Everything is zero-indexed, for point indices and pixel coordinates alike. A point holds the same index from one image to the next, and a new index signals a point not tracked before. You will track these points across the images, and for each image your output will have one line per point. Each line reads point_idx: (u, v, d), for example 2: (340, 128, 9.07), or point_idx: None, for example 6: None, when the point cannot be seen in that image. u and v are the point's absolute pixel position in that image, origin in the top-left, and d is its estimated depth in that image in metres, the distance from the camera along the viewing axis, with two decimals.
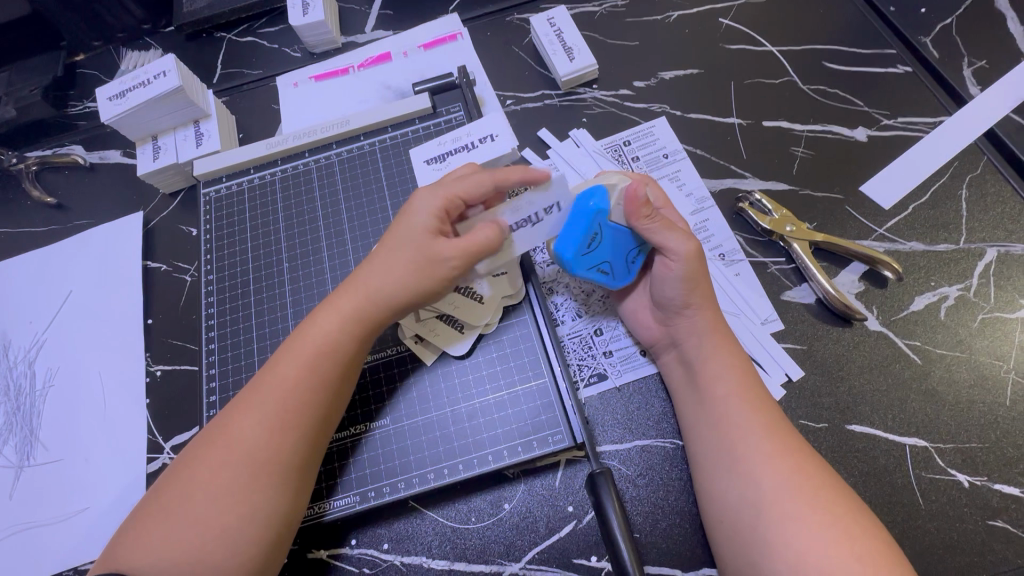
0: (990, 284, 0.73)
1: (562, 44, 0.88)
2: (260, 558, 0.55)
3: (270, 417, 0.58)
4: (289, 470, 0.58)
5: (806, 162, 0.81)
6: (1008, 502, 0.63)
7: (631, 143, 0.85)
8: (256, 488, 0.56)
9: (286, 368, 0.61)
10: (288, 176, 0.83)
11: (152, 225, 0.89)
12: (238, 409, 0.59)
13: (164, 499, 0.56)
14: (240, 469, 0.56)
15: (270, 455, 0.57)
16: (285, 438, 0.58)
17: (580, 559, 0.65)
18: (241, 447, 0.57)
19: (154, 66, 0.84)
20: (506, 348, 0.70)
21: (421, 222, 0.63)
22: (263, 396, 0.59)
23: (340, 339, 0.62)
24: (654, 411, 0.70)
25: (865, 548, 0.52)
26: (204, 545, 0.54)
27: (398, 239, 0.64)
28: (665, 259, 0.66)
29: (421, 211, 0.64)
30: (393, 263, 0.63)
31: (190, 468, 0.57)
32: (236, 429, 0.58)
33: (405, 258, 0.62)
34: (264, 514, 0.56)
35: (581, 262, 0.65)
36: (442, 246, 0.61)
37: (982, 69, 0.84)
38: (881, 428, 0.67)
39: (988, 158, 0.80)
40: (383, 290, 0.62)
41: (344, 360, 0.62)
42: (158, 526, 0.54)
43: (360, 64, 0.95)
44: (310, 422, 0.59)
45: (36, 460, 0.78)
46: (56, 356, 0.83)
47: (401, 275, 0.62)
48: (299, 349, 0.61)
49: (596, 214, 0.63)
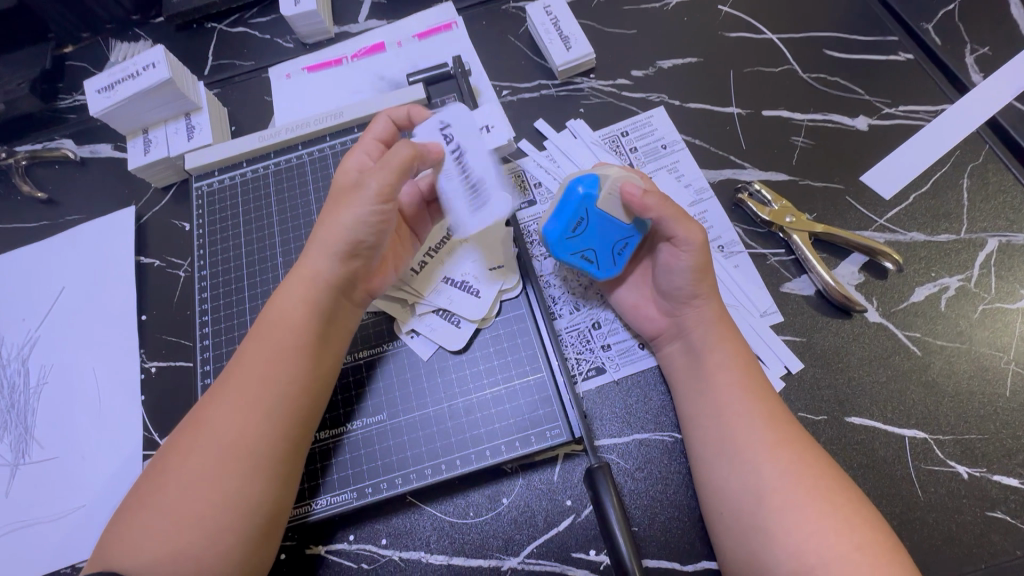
0: (991, 274, 0.72)
1: (558, 33, 0.86)
2: (243, 546, 0.55)
3: (237, 399, 0.58)
4: (258, 454, 0.57)
5: (806, 152, 0.80)
6: (1007, 493, 0.63)
7: (629, 134, 0.84)
8: (224, 473, 0.55)
9: (251, 349, 0.61)
10: (282, 170, 0.82)
11: (144, 220, 0.88)
12: (211, 398, 0.60)
13: (146, 492, 0.56)
14: (207, 454, 0.56)
15: (234, 437, 0.57)
16: (249, 418, 0.57)
17: (579, 553, 0.65)
18: (208, 431, 0.57)
19: (142, 58, 0.82)
20: (503, 342, 0.70)
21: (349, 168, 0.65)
22: (232, 380, 0.59)
23: (296, 313, 0.61)
24: (653, 405, 0.70)
25: (865, 537, 0.52)
26: (180, 535, 0.53)
27: (334, 195, 0.65)
28: (674, 248, 0.65)
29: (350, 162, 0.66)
30: (330, 215, 0.63)
31: (167, 460, 0.57)
32: (206, 415, 0.58)
33: (336, 202, 0.63)
34: (236, 500, 0.55)
35: (565, 246, 0.66)
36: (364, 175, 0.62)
37: (985, 56, 0.83)
38: (881, 419, 0.67)
39: (990, 147, 0.79)
40: (326, 247, 0.62)
41: (306, 335, 0.61)
42: (139, 518, 0.54)
43: (353, 54, 0.93)
44: (271, 401, 0.58)
45: (32, 458, 0.78)
46: (51, 354, 0.83)
47: (332, 215, 0.62)
48: (263, 330, 0.62)
49: (584, 200, 0.64)
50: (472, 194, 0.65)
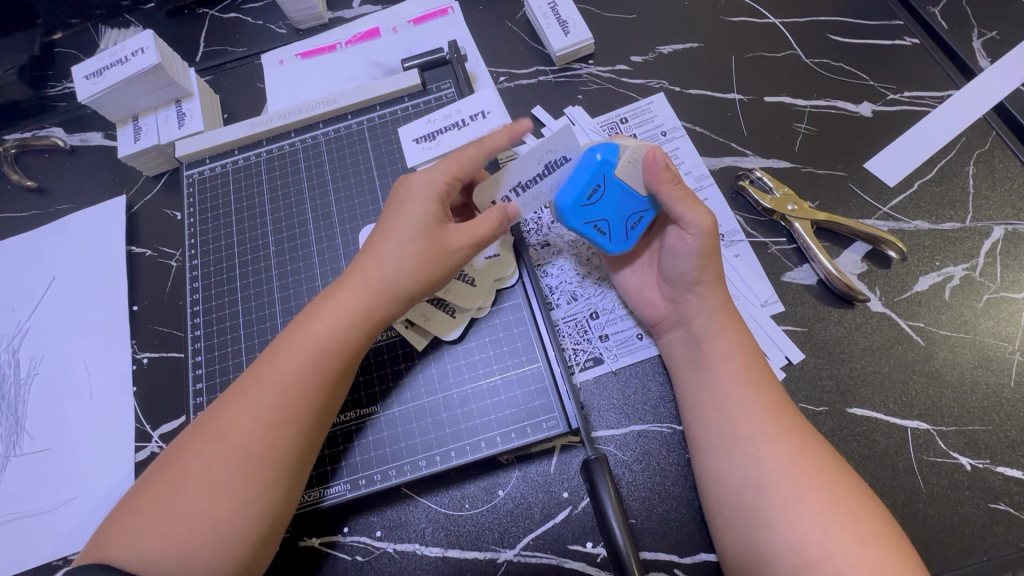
0: (996, 263, 0.71)
1: (556, 18, 0.84)
2: (251, 552, 0.54)
3: (268, 411, 0.56)
4: (282, 466, 0.56)
5: (809, 138, 0.79)
6: (1011, 486, 0.63)
7: (628, 121, 0.82)
8: (247, 484, 0.54)
9: (287, 361, 0.58)
10: (273, 157, 0.80)
11: (135, 209, 0.86)
12: (233, 401, 0.58)
13: (155, 489, 0.55)
14: (234, 464, 0.55)
15: (265, 450, 0.55)
16: (281, 432, 0.56)
17: (576, 545, 0.64)
18: (233, 439, 0.55)
19: (131, 43, 0.80)
20: (499, 332, 0.69)
21: (429, 207, 0.62)
22: (261, 388, 0.57)
23: (343, 331, 0.60)
24: (651, 396, 0.69)
25: (869, 530, 0.51)
26: (193, 540, 0.52)
27: (401, 225, 0.62)
28: (682, 231, 0.64)
29: (426, 196, 0.63)
30: (398, 251, 0.61)
31: (182, 460, 0.55)
32: (231, 421, 0.56)
33: (415, 246, 0.61)
34: (252, 509, 0.54)
35: (579, 213, 0.64)
36: (451, 236, 0.62)
37: (993, 41, 0.81)
38: (883, 410, 0.66)
39: (997, 133, 0.77)
40: (389, 279, 0.61)
41: (346, 351, 0.60)
42: (148, 515, 0.53)
43: (348, 40, 0.91)
44: (304, 417, 0.57)
45: (23, 449, 0.77)
46: (43, 345, 0.82)
47: (413, 262, 0.61)
48: (300, 341, 0.59)
49: (601, 167, 0.62)
50: (551, 167, 0.65)
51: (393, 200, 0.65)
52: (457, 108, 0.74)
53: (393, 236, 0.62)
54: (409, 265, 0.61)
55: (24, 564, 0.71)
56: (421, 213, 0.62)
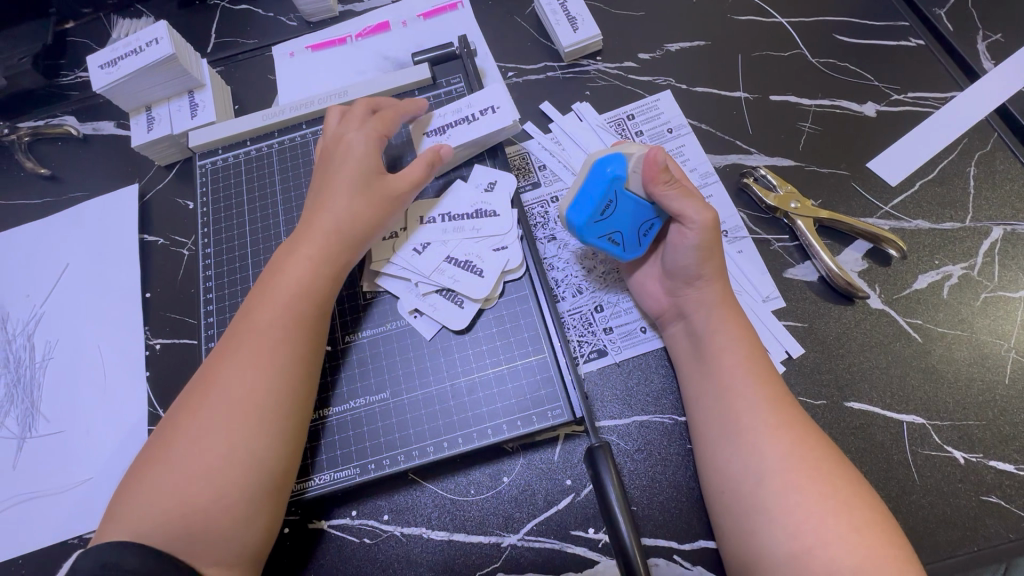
0: (995, 262, 0.72)
1: (566, 15, 0.85)
2: (250, 498, 0.56)
3: (246, 359, 0.59)
4: (265, 406, 0.58)
5: (813, 137, 0.80)
6: (1003, 479, 0.64)
7: (635, 117, 0.83)
8: (234, 428, 0.57)
9: (259, 312, 0.62)
10: (286, 148, 0.82)
11: (148, 198, 0.88)
12: (218, 360, 0.61)
13: (153, 455, 0.57)
14: (217, 410, 0.57)
15: (247, 393, 0.58)
16: (260, 372, 0.59)
17: (579, 531, 0.66)
18: (217, 390, 0.58)
19: (146, 33, 0.81)
20: (506, 323, 0.70)
21: (366, 156, 0.68)
22: (241, 341, 0.61)
23: (309, 279, 0.64)
24: (653, 387, 0.70)
25: (863, 518, 0.53)
26: (191, 492, 0.54)
27: (342, 178, 0.68)
28: (681, 227, 0.65)
29: (363, 149, 0.69)
30: (345, 199, 0.67)
31: (175, 422, 0.58)
32: (215, 374, 0.59)
33: (361, 194, 0.67)
34: (243, 454, 0.56)
35: (593, 229, 0.66)
36: (393, 180, 0.69)
37: (997, 43, 0.82)
38: (880, 405, 0.67)
39: (999, 135, 0.78)
40: (349, 226, 0.66)
41: (317, 298, 0.64)
42: (149, 477, 0.55)
43: (358, 33, 0.92)
44: (282, 359, 0.60)
45: (38, 432, 0.79)
46: (57, 330, 0.83)
47: (365, 208, 0.67)
48: (271, 295, 0.63)
49: (613, 181, 0.64)
50: (481, 215, 0.73)
51: (329, 158, 0.70)
52: (468, 102, 0.75)
53: (339, 189, 0.67)
54: (361, 213, 0.67)
55: (38, 544, 0.72)
56: (362, 165, 0.68)
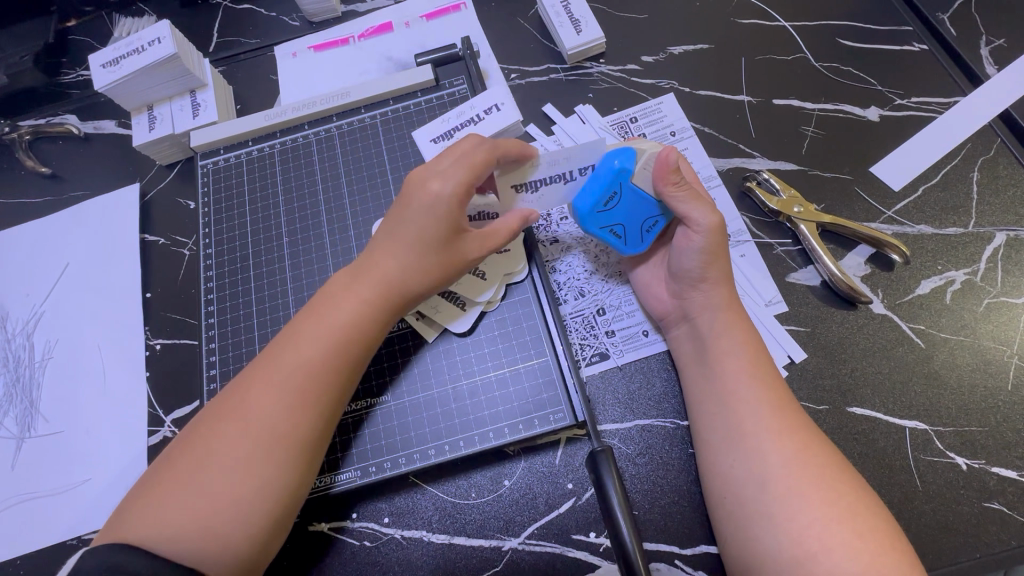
0: (997, 268, 0.72)
1: (569, 16, 0.85)
2: (270, 528, 0.56)
3: (290, 393, 0.58)
4: (303, 446, 0.57)
5: (816, 141, 0.80)
6: (1005, 486, 0.64)
7: (638, 120, 0.83)
8: (269, 463, 0.56)
9: (308, 345, 0.60)
10: (288, 149, 0.81)
11: (149, 197, 0.87)
12: (251, 382, 0.59)
13: (175, 467, 0.56)
14: (254, 442, 0.56)
15: (287, 431, 0.57)
16: (302, 410, 0.58)
17: (580, 535, 0.65)
18: (256, 420, 0.57)
19: (148, 33, 0.81)
20: (508, 326, 0.70)
21: (449, 218, 0.61)
22: (279, 371, 0.59)
23: (359, 319, 0.61)
24: (655, 392, 0.70)
25: (866, 523, 0.53)
26: (214, 516, 0.53)
27: (413, 226, 0.62)
28: (688, 229, 0.65)
29: (449, 209, 0.61)
30: (413, 251, 0.62)
31: (205, 439, 0.57)
32: (254, 403, 0.57)
33: (431, 252, 0.62)
34: (273, 487, 0.56)
35: (596, 219, 0.66)
36: (470, 246, 0.63)
37: (1000, 48, 0.82)
38: (882, 410, 0.67)
39: (1002, 140, 0.78)
40: (412, 283, 0.63)
41: (362, 340, 0.62)
42: (169, 492, 0.54)
43: (360, 34, 0.92)
44: (326, 400, 0.59)
45: (37, 432, 0.78)
46: (57, 330, 0.83)
47: (432, 265, 0.62)
48: (321, 329, 0.61)
49: (619, 173, 0.64)
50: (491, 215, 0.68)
51: (404, 195, 0.63)
52: (565, 156, 0.65)
53: (405, 235, 0.62)
54: (430, 276, 0.63)
55: (36, 545, 0.72)
56: (441, 227, 0.61)
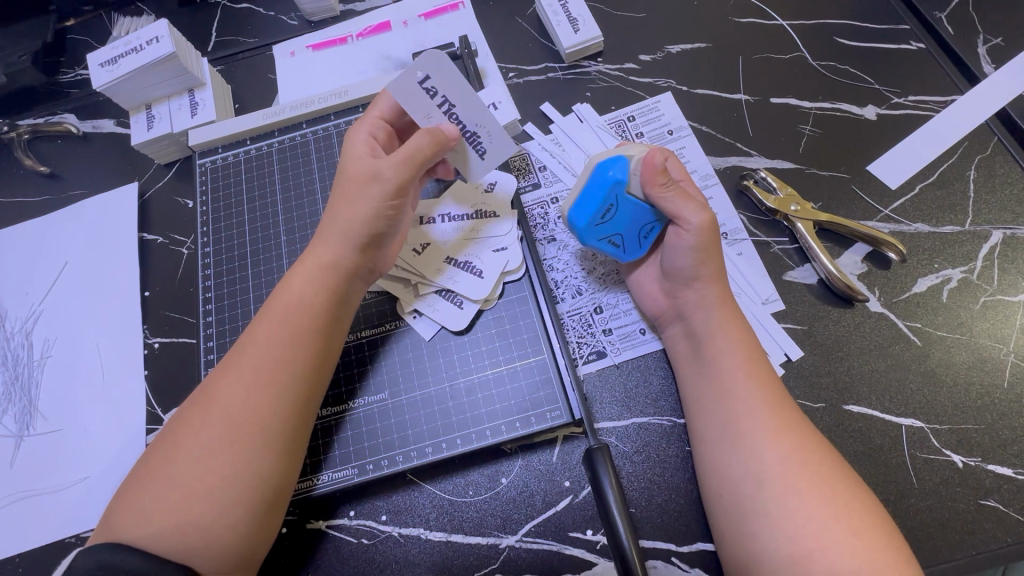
0: (994, 266, 0.73)
1: (567, 15, 0.85)
2: (248, 516, 0.55)
3: (249, 377, 0.58)
4: (270, 430, 0.57)
5: (813, 140, 0.80)
6: (1001, 483, 0.64)
7: (635, 119, 0.83)
8: (235, 449, 0.56)
9: (263, 330, 0.61)
10: (286, 148, 0.82)
11: (147, 196, 0.87)
12: (218, 373, 0.60)
13: (153, 464, 0.56)
14: (217, 428, 0.56)
15: (248, 414, 0.57)
16: (262, 393, 0.58)
17: (577, 533, 0.66)
18: (218, 408, 0.57)
19: (146, 32, 0.81)
20: (505, 324, 0.70)
21: (354, 151, 0.65)
22: (242, 356, 0.60)
23: (313, 297, 0.62)
24: (653, 389, 0.70)
25: (861, 520, 0.53)
26: (193, 509, 0.53)
27: (341, 181, 0.64)
28: (678, 229, 0.66)
29: (354, 145, 0.65)
30: (343, 202, 0.63)
31: (176, 436, 0.57)
32: (217, 393, 0.58)
33: (354, 192, 0.63)
34: (244, 474, 0.55)
35: (594, 232, 0.67)
36: (381, 164, 0.62)
37: (997, 47, 0.82)
38: (879, 408, 0.67)
39: (999, 138, 0.78)
40: (346, 230, 0.62)
41: (321, 315, 0.62)
42: (150, 489, 0.55)
43: (359, 33, 0.92)
44: (285, 381, 0.59)
45: (36, 430, 0.78)
46: (56, 329, 0.83)
47: (357, 202, 0.62)
48: (276, 312, 0.61)
49: (613, 185, 0.65)
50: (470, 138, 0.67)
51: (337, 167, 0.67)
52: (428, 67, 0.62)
53: (337, 194, 0.64)
54: (353, 212, 0.62)
55: (35, 542, 0.72)
56: (351, 164, 0.64)
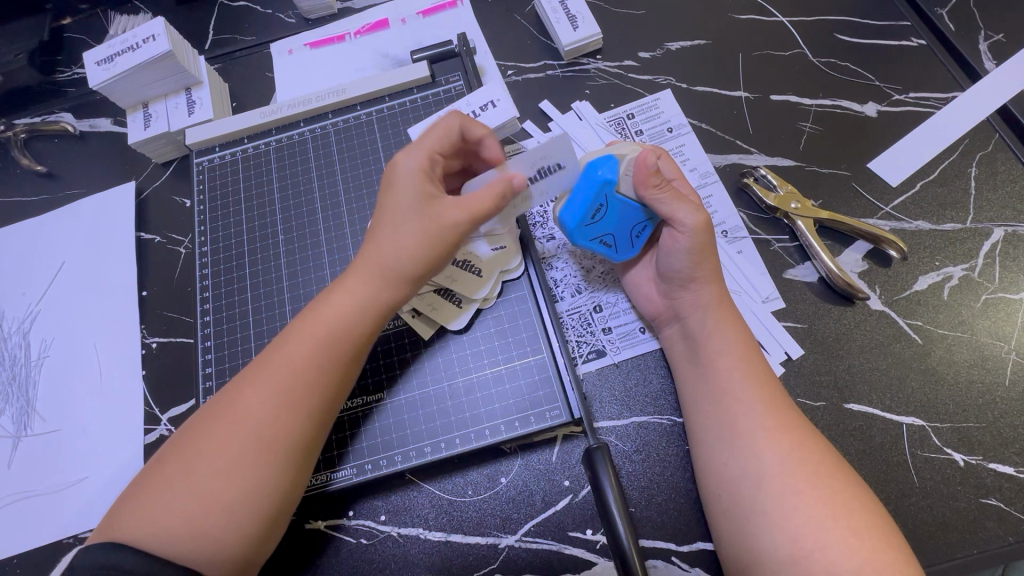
0: (995, 263, 0.72)
1: (566, 12, 0.85)
2: (259, 532, 0.55)
3: (280, 394, 0.57)
4: (293, 450, 0.57)
5: (814, 137, 0.80)
6: (1002, 481, 0.64)
7: (634, 116, 0.83)
8: (258, 467, 0.55)
9: (296, 347, 0.59)
10: (283, 146, 0.81)
11: (145, 195, 0.87)
12: (247, 385, 0.58)
13: (170, 469, 0.55)
14: (243, 446, 0.55)
15: (276, 434, 0.56)
16: (291, 413, 0.57)
17: (576, 532, 0.65)
18: (245, 423, 0.56)
19: (142, 30, 0.81)
20: (505, 323, 0.70)
21: (412, 184, 0.61)
22: (273, 370, 0.59)
23: (349, 319, 0.61)
24: (652, 388, 0.70)
25: (862, 522, 0.53)
26: (204, 519, 0.53)
27: (391, 206, 0.61)
28: (673, 229, 0.65)
29: (410, 173, 0.61)
30: (391, 231, 0.60)
31: (194, 443, 0.56)
32: (244, 406, 0.57)
33: (405, 225, 0.60)
34: (261, 491, 0.55)
35: (585, 233, 0.66)
36: (447, 212, 0.60)
37: (999, 43, 0.82)
38: (880, 406, 0.67)
39: (1000, 135, 0.78)
40: (389, 259, 0.60)
41: (353, 339, 0.61)
42: (161, 495, 0.54)
43: (357, 30, 0.92)
44: (313, 402, 0.58)
45: (34, 430, 0.78)
46: (54, 329, 0.83)
47: (412, 239, 0.60)
48: (309, 328, 0.60)
49: (603, 185, 0.64)
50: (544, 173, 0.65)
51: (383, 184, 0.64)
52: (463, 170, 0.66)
53: (386, 220, 0.61)
54: (402, 245, 0.60)
55: (33, 543, 0.72)
56: (407, 193, 0.61)
